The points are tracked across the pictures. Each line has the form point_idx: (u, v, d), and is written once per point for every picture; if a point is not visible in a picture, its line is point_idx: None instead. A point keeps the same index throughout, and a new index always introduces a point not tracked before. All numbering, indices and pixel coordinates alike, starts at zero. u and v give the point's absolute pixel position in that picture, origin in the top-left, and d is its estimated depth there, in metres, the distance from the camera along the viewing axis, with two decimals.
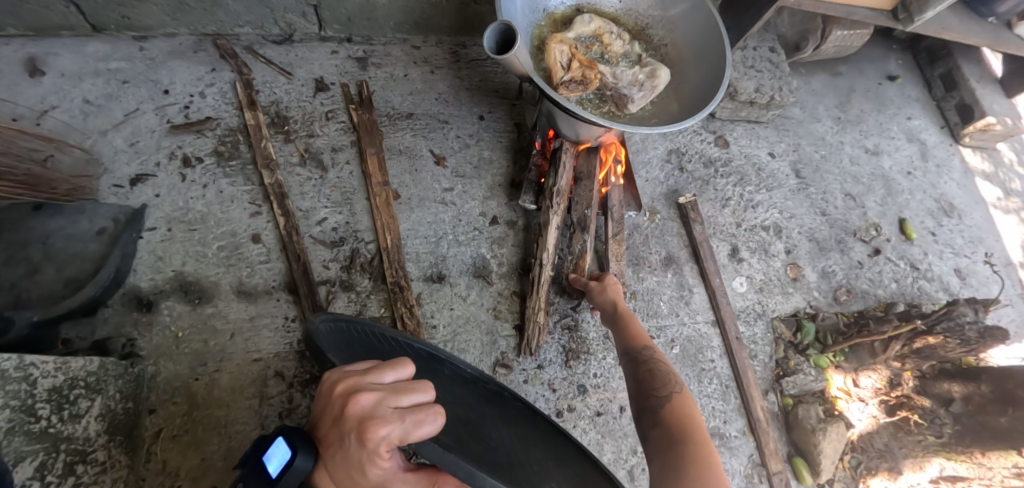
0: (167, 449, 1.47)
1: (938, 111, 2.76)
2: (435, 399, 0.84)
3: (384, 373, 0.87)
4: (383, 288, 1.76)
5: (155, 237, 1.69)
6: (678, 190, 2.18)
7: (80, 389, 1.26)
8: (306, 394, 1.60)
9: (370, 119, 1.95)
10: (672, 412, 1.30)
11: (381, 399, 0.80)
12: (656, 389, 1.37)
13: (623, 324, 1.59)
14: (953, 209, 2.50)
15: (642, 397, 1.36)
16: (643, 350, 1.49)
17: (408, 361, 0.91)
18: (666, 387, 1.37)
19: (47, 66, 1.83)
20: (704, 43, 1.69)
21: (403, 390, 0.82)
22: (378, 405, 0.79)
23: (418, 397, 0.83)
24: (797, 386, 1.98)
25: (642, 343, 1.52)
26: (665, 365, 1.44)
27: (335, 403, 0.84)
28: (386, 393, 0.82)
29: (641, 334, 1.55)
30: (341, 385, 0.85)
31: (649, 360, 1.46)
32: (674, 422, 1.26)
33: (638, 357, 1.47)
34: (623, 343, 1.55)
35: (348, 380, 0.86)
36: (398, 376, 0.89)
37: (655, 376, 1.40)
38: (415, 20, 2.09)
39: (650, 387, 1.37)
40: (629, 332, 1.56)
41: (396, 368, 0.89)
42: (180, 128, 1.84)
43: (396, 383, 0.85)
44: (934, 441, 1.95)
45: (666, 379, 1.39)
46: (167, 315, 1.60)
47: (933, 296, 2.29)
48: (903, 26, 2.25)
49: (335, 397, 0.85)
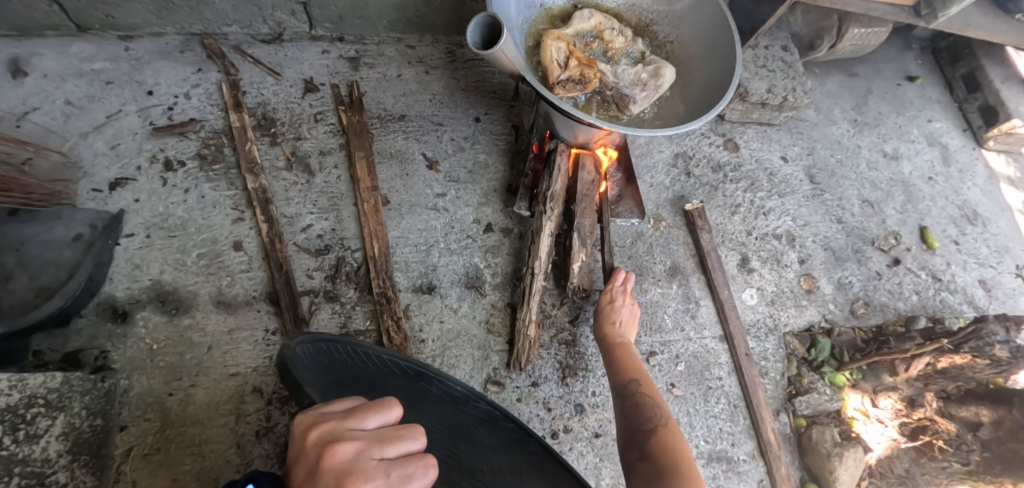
0: (137, 468, 1.39)
1: (960, 113, 2.62)
2: (426, 447, 0.77)
3: (368, 417, 0.80)
4: (369, 299, 1.67)
5: (133, 244, 1.62)
6: (684, 197, 2.07)
7: (39, 408, 1.18)
8: (285, 412, 1.51)
9: (360, 121, 1.87)
10: (660, 446, 1.24)
11: (363, 449, 0.73)
12: (643, 424, 1.33)
13: (614, 356, 1.55)
14: (977, 217, 2.36)
15: (628, 432, 1.32)
16: (630, 384, 1.45)
17: (396, 402, 0.84)
18: (652, 422, 1.33)
19: (30, 66, 1.77)
20: (714, 38, 1.58)
21: (388, 440, 0.75)
22: (360, 457, 0.72)
23: (407, 445, 0.76)
24: (810, 406, 1.85)
25: (630, 377, 1.47)
26: (654, 399, 1.40)
27: (309, 453, 0.75)
28: (369, 443, 0.75)
29: (631, 366, 1.51)
30: (316, 432, 0.78)
31: (637, 392, 1.42)
32: (662, 456, 1.21)
33: (625, 390, 1.43)
34: (612, 377, 1.51)
35: (326, 426, 0.78)
36: (383, 420, 0.81)
37: (642, 411, 1.36)
38: (409, 18, 2.01)
39: (637, 421, 1.33)
40: (620, 365, 1.53)
41: (383, 410, 0.82)
42: (163, 130, 1.77)
43: (381, 430, 0.78)
44: (960, 469, 1.80)
45: (653, 415, 1.35)
46: (142, 326, 1.53)
47: (956, 309, 2.14)
48: (927, 23, 2.13)
49: (310, 446, 0.76)
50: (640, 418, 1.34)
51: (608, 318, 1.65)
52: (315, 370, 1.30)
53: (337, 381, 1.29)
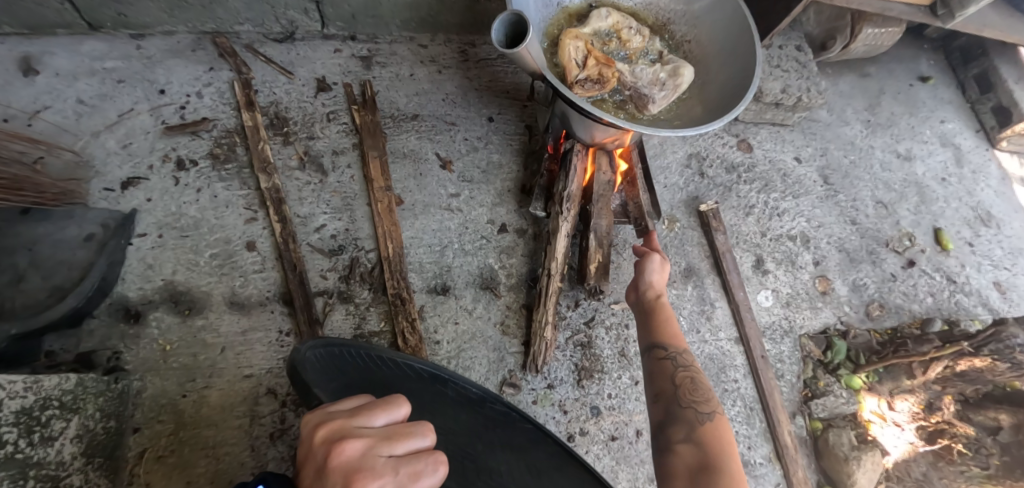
0: (151, 471, 1.37)
1: (973, 113, 2.60)
2: (435, 445, 0.76)
3: (375, 416, 0.79)
4: (384, 300, 1.65)
5: (145, 244, 1.60)
6: (698, 197, 2.06)
7: (54, 410, 1.17)
8: (299, 413, 1.50)
9: (373, 121, 1.85)
10: (711, 434, 1.12)
11: (370, 447, 0.72)
12: (694, 403, 1.20)
13: (663, 317, 1.41)
14: (991, 218, 2.34)
15: (674, 405, 1.20)
16: (682, 354, 1.32)
17: (402, 401, 0.83)
18: (704, 404, 1.20)
19: (42, 65, 1.77)
20: (732, 39, 1.56)
21: (396, 437, 0.74)
22: (369, 454, 0.70)
23: (416, 443, 0.74)
24: (826, 409, 1.83)
25: (675, 345, 1.33)
26: (699, 375, 1.27)
27: (317, 452, 0.73)
28: (377, 440, 0.73)
29: (676, 334, 1.36)
30: (323, 430, 0.76)
31: (687, 366, 1.29)
32: (713, 448, 1.08)
33: (673, 359, 1.30)
34: (654, 339, 1.36)
35: (333, 424, 0.77)
36: (390, 419, 0.80)
37: (696, 388, 1.23)
38: (422, 17, 1.99)
39: (688, 398, 1.21)
40: (662, 329, 1.38)
41: (389, 409, 0.81)
42: (176, 129, 1.76)
43: (388, 428, 0.76)
44: (979, 473, 1.78)
45: (706, 397, 1.22)
46: (155, 327, 1.51)
47: (972, 312, 2.12)
48: (943, 23, 2.11)
49: (317, 445, 0.74)
50: (692, 396, 1.21)
51: (654, 278, 1.48)
52: (328, 375, 1.27)
53: (350, 384, 1.27)
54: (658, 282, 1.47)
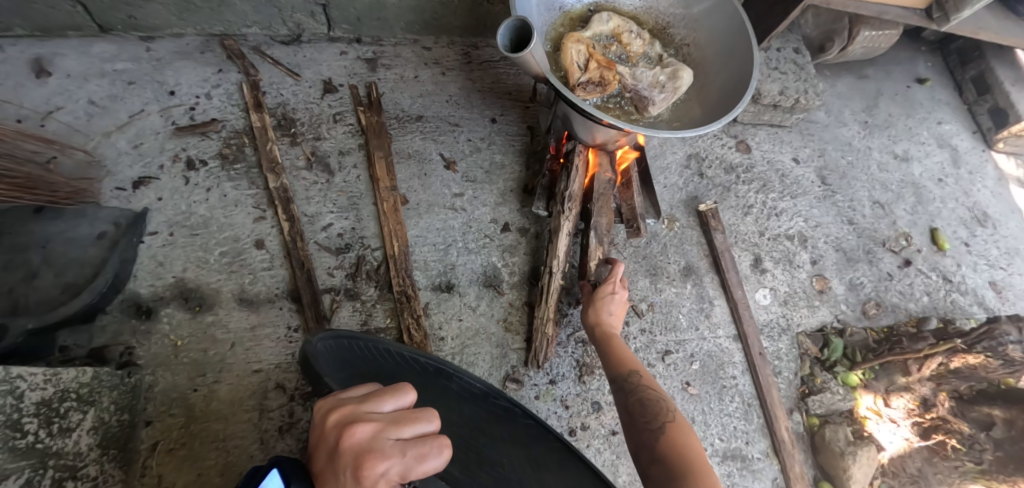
0: (162, 463, 1.41)
1: (969, 115, 2.63)
2: (439, 428, 0.79)
3: (384, 402, 0.82)
4: (389, 297, 1.69)
5: (156, 242, 1.64)
6: (697, 197, 2.09)
7: (71, 402, 1.20)
8: (307, 408, 1.54)
9: (378, 122, 1.89)
10: (669, 445, 1.18)
11: (379, 430, 0.75)
12: (651, 422, 1.26)
13: (609, 346, 1.50)
14: (986, 219, 2.37)
15: (636, 429, 1.26)
16: (630, 377, 1.39)
17: (410, 387, 0.86)
18: (659, 419, 1.26)
19: (54, 67, 1.80)
20: (730, 43, 1.60)
21: (404, 421, 0.77)
22: (378, 438, 0.74)
23: (422, 427, 0.77)
24: (823, 405, 1.86)
25: (628, 371, 1.41)
26: (655, 392, 1.34)
27: (330, 436, 0.77)
28: (385, 424, 0.76)
29: (627, 360, 1.44)
30: (335, 416, 0.79)
31: (638, 387, 1.36)
32: (673, 459, 1.13)
33: (627, 386, 1.37)
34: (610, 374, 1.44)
35: (344, 409, 0.80)
36: (398, 404, 0.83)
37: (647, 406, 1.30)
38: (426, 20, 2.03)
39: (642, 419, 1.27)
40: (616, 360, 1.46)
41: (397, 395, 0.83)
42: (185, 130, 1.80)
43: (396, 413, 0.79)
44: (973, 468, 1.81)
45: (660, 409, 1.29)
46: (166, 323, 1.55)
47: (967, 310, 2.16)
48: (938, 26, 2.14)
49: (329, 429, 0.78)
50: (645, 415, 1.28)
51: (600, 310, 1.58)
52: (337, 364, 1.28)
53: (359, 374, 1.29)
54: (602, 313, 1.57)
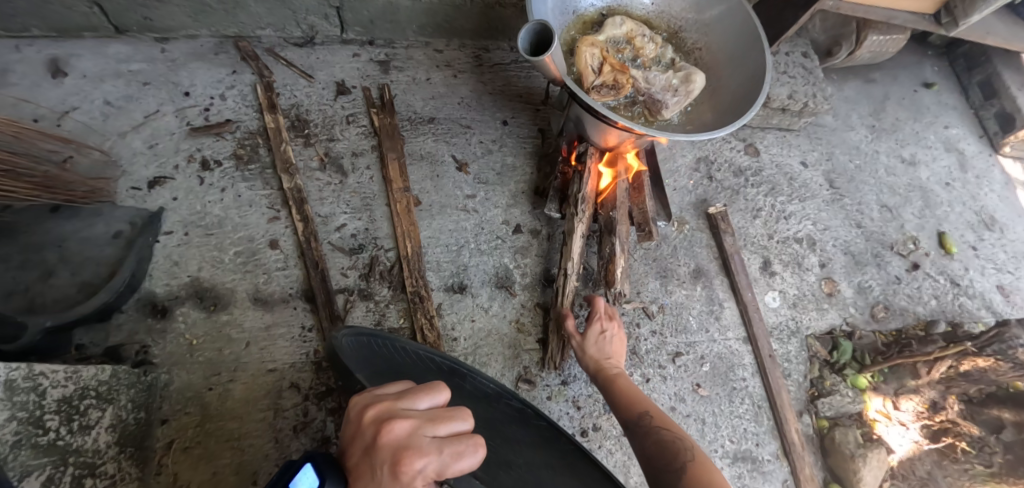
0: (177, 461, 1.41)
1: (977, 120, 2.65)
2: (473, 429, 0.80)
3: (419, 399, 0.83)
4: (402, 297, 1.69)
5: (171, 241, 1.65)
6: (707, 200, 2.10)
7: (91, 400, 1.20)
8: (322, 407, 1.54)
9: (392, 124, 1.91)
10: (696, 481, 1.09)
11: (417, 427, 0.76)
12: (669, 461, 1.18)
13: (615, 387, 1.45)
14: (994, 223, 2.38)
15: (656, 471, 1.17)
16: (642, 418, 1.33)
17: (442, 385, 0.87)
18: (679, 458, 1.18)
19: (69, 67, 1.82)
20: (743, 48, 1.61)
21: (439, 419, 0.78)
22: (415, 434, 0.75)
23: (457, 426, 0.78)
24: (833, 407, 1.87)
25: (638, 410, 1.36)
26: (670, 430, 1.28)
27: (366, 430, 0.78)
28: (422, 422, 0.77)
29: (636, 399, 1.40)
30: (372, 410, 0.80)
31: (653, 426, 1.30)
32: None
33: (639, 426, 1.31)
34: (620, 413, 1.38)
35: (381, 404, 0.81)
36: (432, 402, 0.84)
37: (666, 446, 1.22)
38: (438, 23, 2.06)
39: (662, 460, 1.19)
40: (623, 400, 1.41)
41: (432, 392, 0.85)
42: (200, 130, 1.81)
43: (432, 411, 0.80)
44: (983, 471, 1.82)
45: (679, 449, 1.21)
46: (181, 322, 1.56)
47: (976, 314, 2.16)
48: (947, 31, 2.15)
49: (366, 424, 0.79)
50: (664, 455, 1.20)
51: (596, 349, 1.57)
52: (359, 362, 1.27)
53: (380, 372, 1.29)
54: (601, 352, 1.56)
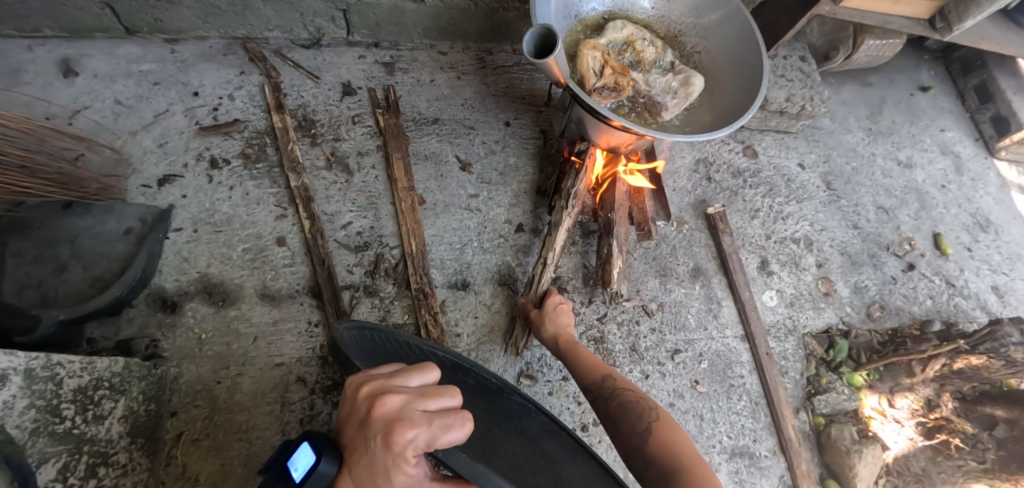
0: (187, 453, 1.44)
1: (972, 123, 2.69)
2: (462, 404, 0.83)
3: (410, 377, 0.87)
4: (407, 294, 1.73)
5: (181, 238, 1.69)
6: (706, 201, 2.14)
7: (104, 390, 1.24)
8: (328, 401, 1.58)
9: (397, 124, 1.95)
10: (660, 442, 1.20)
11: (408, 401, 0.79)
12: (632, 424, 1.27)
13: (576, 357, 1.50)
14: (990, 224, 2.42)
15: (622, 434, 1.26)
16: (603, 385, 1.40)
17: (434, 366, 0.91)
18: (642, 420, 1.27)
19: (81, 67, 1.86)
20: (742, 51, 1.65)
21: (429, 395, 0.81)
22: (405, 407, 0.78)
23: (445, 401, 0.82)
24: (829, 404, 1.90)
25: (599, 377, 1.43)
26: (630, 394, 1.36)
27: (360, 406, 0.82)
28: (412, 396, 0.81)
29: (596, 365, 1.46)
30: (367, 387, 0.85)
31: (614, 391, 1.38)
32: (667, 454, 1.15)
33: (603, 393, 1.38)
34: (582, 382, 1.44)
35: (375, 382, 0.85)
36: (423, 381, 0.88)
37: (628, 410, 1.31)
38: (443, 26, 2.10)
39: (627, 424, 1.27)
40: (584, 369, 1.47)
41: (422, 372, 0.89)
42: (209, 130, 1.85)
43: (422, 387, 0.84)
44: (976, 467, 1.84)
45: (642, 411, 1.29)
46: (190, 317, 1.59)
47: (970, 314, 2.20)
48: (942, 35, 2.19)
49: (361, 400, 0.83)
50: (628, 419, 1.28)
51: (556, 321, 1.61)
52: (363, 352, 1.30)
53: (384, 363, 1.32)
54: (560, 324, 1.61)
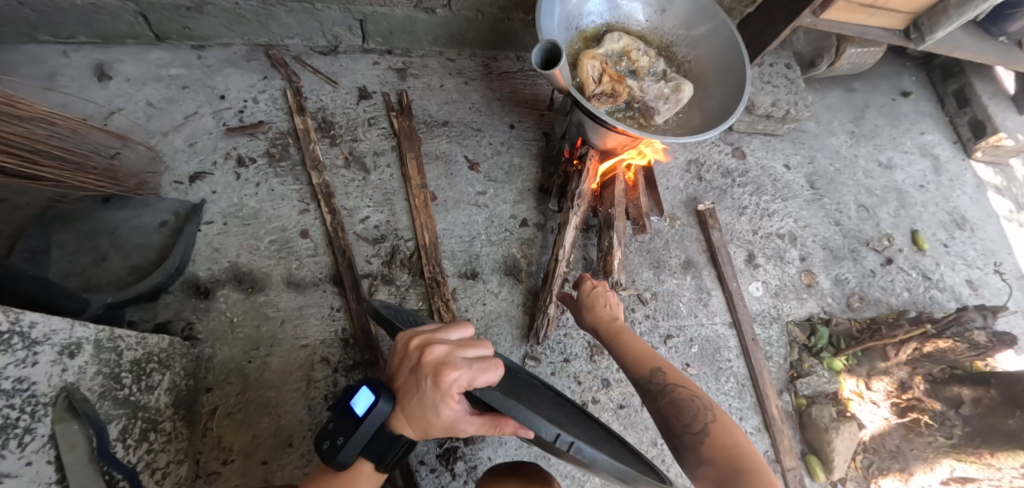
0: (222, 424, 1.58)
1: (951, 126, 2.85)
2: (494, 353, 1.01)
3: (450, 331, 1.05)
4: (421, 282, 1.87)
5: (211, 230, 1.82)
6: (697, 198, 2.29)
7: (154, 364, 1.38)
8: (349, 379, 1.72)
9: (410, 126, 2.09)
10: (719, 449, 1.10)
11: (451, 350, 0.98)
12: (687, 423, 1.17)
13: (622, 345, 1.39)
14: (965, 222, 2.58)
15: (675, 433, 1.18)
16: (653, 378, 1.29)
17: (468, 323, 1.09)
18: (698, 420, 1.17)
19: (114, 71, 2.00)
20: (728, 62, 1.81)
21: (467, 345, 1.00)
22: (450, 355, 0.97)
23: (480, 350, 1.00)
24: (811, 386, 2.05)
25: (650, 368, 1.31)
26: (683, 388, 1.25)
27: (411, 355, 1.01)
28: (454, 346, 0.99)
29: (647, 355, 1.34)
30: (415, 339, 1.03)
31: (667, 386, 1.26)
32: (727, 461, 1.07)
33: (654, 388, 1.27)
34: (631, 373, 1.33)
35: (421, 335, 1.03)
36: (461, 334, 1.06)
37: (682, 409, 1.20)
38: (452, 35, 2.25)
39: (680, 423, 1.18)
40: (633, 359, 1.35)
41: (459, 327, 1.07)
42: (236, 130, 1.99)
43: (462, 340, 1.02)
44: (945, 442, 1.99)
45: (698, 409, 1.19)
46: (222, 302, 1.73)
47: (944, 305, 2.36)
48: (915, 45, 2.35)
49: (411, 350, 1.02)
50: (682, 417, 1.19)
51: (600, 309, 1.47)
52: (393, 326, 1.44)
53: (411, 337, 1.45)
54: (603, 311, 1.47)
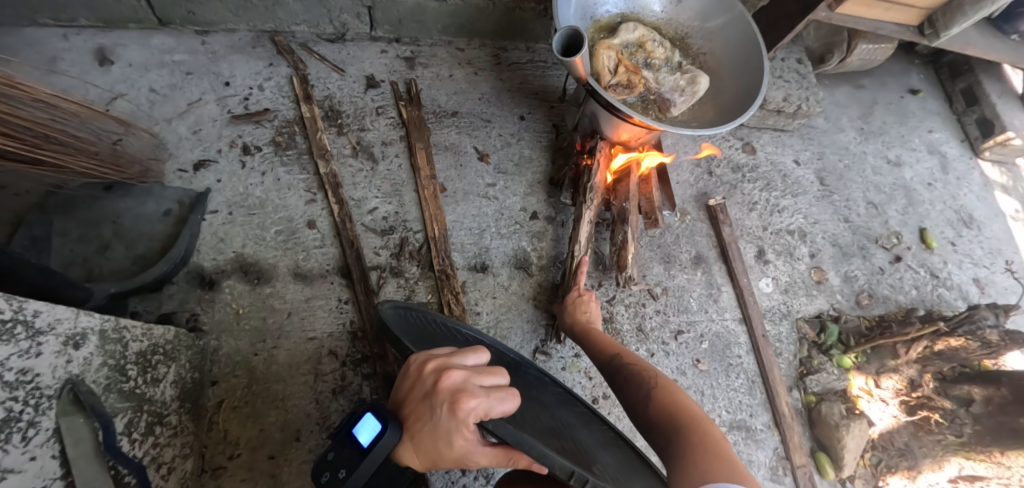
0: (227, 418, 1.55)
1: (959, 124, 2.84)
2: (509, 383, 1.00)
3: (467, 357, 1.03)
4: (430, 275, 1.84)
5: (216, 220, 1.78)
6: (707, 193, 2.27)
7: (159, 356, 1.35)
8: (358, 372, 1.68)
9: (418, 116, 2.06)
10: (662, 408, 1.14)
11: (468, 376, 0.96)
12: (636, 389, 1.24)
13: (593, 340, 1.54)
14: (972, 221, 2.57)
15: (626, 400, 1.24)
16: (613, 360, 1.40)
17: (484, 349, 1.08)
18: (645, 385, 1.24)
19: (116, 56, 1.95)
20: (744, 53, 1.78)
21: (484, 372, 0.99)
22: (467, 381, 0.95)
23: (497, 379, 0.99)
24: (820, 384, 2.04)
25: (610, 353, 1.44)
26: (636, 364, 1.34)
27: (426, 379, 0.99)
28: (472, 372, 0.98)
29: (610, 344, 1.48)
30: (431, 363, 1.01)
31: (622, 364, 1.36)
32: (667, 414, 1.11)
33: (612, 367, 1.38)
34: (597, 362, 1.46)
35: (437, 360, 1.02)
36: (477, 361, 1.05)
37: (630, 379, 1.28)
38: (462, 24, 2.21)
39: (631, 391, 1.25)
40: (598, 349, 1.49)
41: (476, 353, 1.06)
42: (241, 118, 1.95)
43: (479, 366, 1.01)
44: (954, 441, 2.00)
45: (644, 378, 1.27)
46: (228, 293, 1.70)
47: (952, 303, 2.35)
48: (930, 41, 2.33)
49: (426, 374, 1.00)
50: (631, 386, 1.26)
51: (575, 314, 1.69)
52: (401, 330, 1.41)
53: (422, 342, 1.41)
54: (581, 316, 1.67)
